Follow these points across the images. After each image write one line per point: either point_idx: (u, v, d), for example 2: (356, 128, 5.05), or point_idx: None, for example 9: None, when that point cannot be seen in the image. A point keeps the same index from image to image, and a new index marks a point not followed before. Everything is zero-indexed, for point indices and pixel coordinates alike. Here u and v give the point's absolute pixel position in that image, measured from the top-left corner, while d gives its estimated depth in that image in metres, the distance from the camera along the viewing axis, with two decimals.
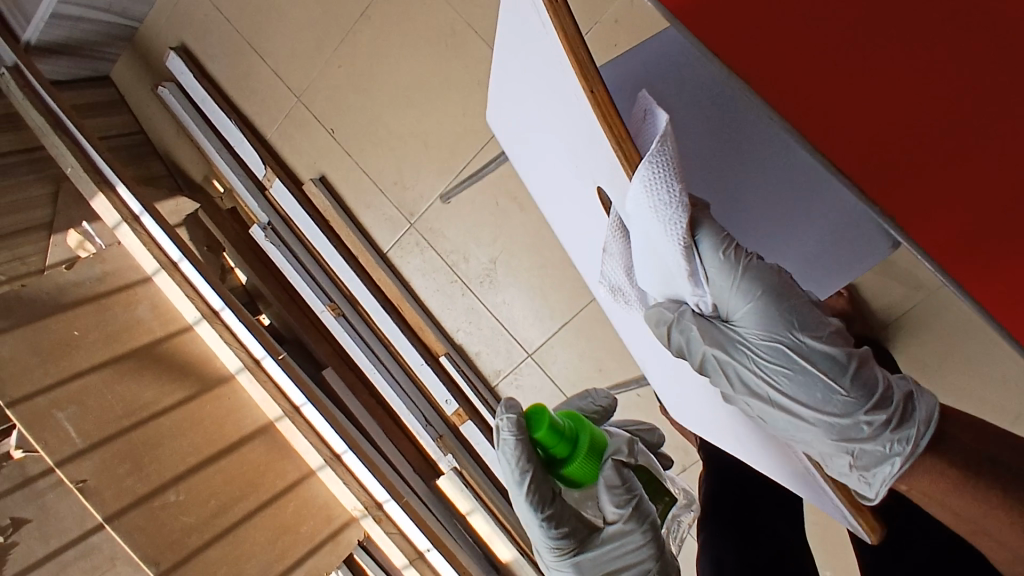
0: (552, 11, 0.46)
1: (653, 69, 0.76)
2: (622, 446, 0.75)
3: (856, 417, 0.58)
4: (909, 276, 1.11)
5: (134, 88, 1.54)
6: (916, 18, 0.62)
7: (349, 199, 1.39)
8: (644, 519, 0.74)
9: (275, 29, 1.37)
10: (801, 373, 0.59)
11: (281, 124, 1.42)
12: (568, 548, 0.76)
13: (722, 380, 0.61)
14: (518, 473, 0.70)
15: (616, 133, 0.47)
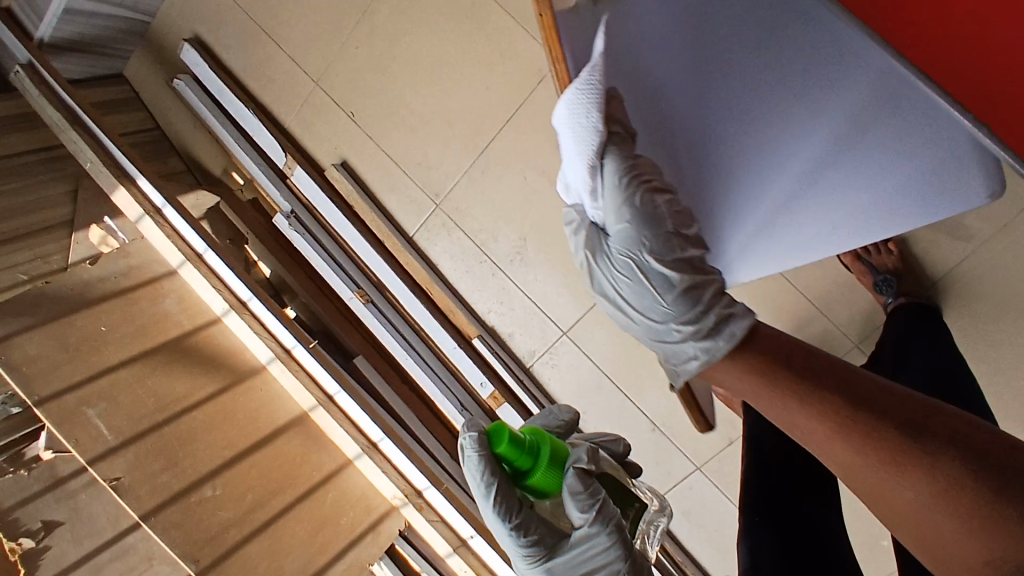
0: None
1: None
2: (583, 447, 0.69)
3: (668, 328, 0.63)
4: (961, 228, 1.06)
5: (149, 84, 1.52)
6: None
7: (372, 182, 1.36)
8: (613, 523, 0.66)
9: (288, 13, 1.34)
10: (641, 283, 0.63)
11: (299, 111, 1.39)
12: (537, 552, 0.70)
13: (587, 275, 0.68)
14: (479, 483, 0.65)
15: (555, 59, 0.53)
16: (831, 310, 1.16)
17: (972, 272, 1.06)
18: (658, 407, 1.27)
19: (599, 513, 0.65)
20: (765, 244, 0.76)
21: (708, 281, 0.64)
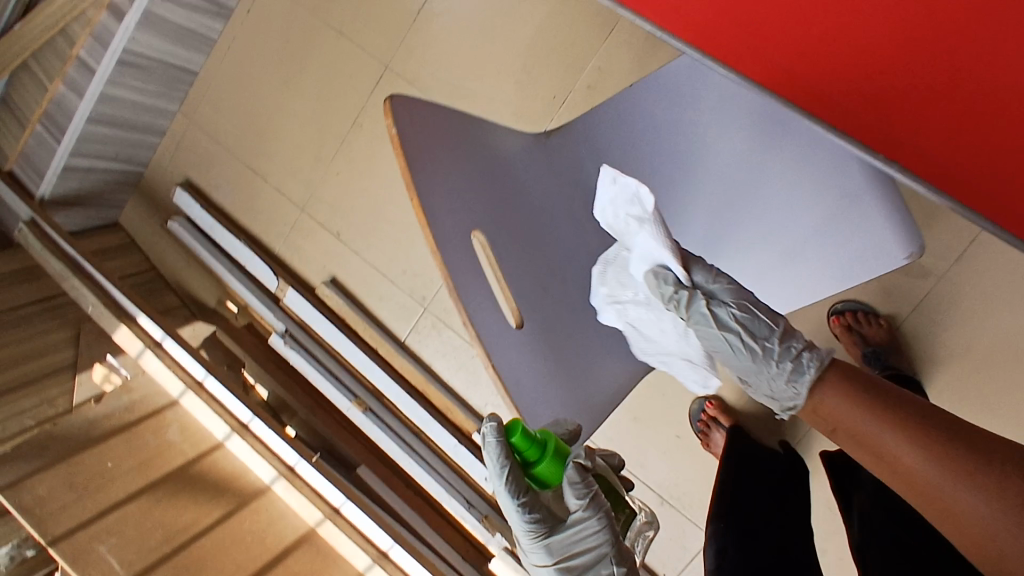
0: (388, 115, 0.54)
1: (663, 97, 0.80)
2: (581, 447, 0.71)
3: (786, 358, 0.60)
4: (904, 273, 1.16)
5: (142, 228, 1.61)
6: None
7: (363, 295, 1.42)
8: (610, 516, 0.67)
9: (273, 150, 1.46)
10: (759, 315, 0.62)
11: (287, 237, 1.48)
12: (536, 538, 0.68)
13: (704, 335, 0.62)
14: (494, 463, 0.65)
15: (428, 224, 0.56)
16: None
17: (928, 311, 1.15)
18: (660, 478, 1.32)
19: (597, 498, 0.67)
20: None
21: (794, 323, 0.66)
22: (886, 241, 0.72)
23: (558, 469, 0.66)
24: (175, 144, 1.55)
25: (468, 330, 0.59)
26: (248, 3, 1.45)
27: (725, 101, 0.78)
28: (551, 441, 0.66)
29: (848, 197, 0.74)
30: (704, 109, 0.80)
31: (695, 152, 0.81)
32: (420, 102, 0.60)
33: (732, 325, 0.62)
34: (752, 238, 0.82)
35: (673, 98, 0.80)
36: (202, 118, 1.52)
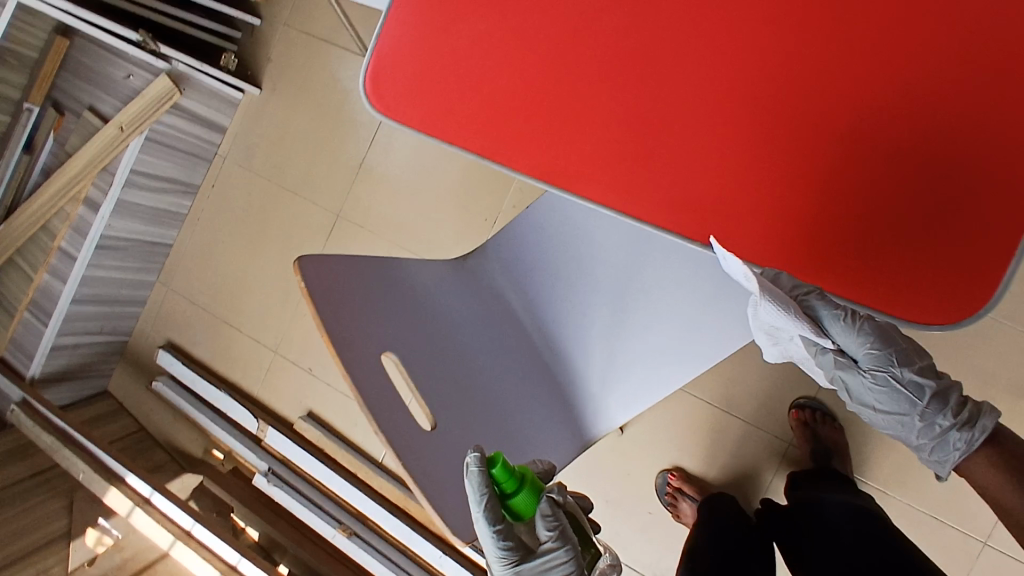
0: (298, 271, 0.68)
1: (554, 221, 0.96)
2: (554, 486, 0.75)
3: (928, 433, 0.69)
4: None
5: (130, 392, 1.71)
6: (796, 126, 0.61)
7: (339, 424, 1.52)
8: (577, 550, 0.71)
9: (245, 303, 1.61)
10: (898, 390, 0.68)
11: (265, 380, 1.59)
12: (507, 565, 0.72)
13: (839, 392, 0.70)
14: (472, 491, 0.68)
15: (338, 352, 0.68)
16: (760, 422, 1.31)
17: None
18: (644, 558, 1.37)
19: (566, 531, 0.71)
20: (621, 385, 0.94)
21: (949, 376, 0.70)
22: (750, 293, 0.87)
23: (532, 504, 0.70)
24: (156, 310, 1.69)
25: (380, 436, 0.68)
26: (213, 180, 1.64)
27: (601, 218, 0.94)
28: (529, 477, 0.70)
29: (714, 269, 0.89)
30: (580, 220, 0.95)
31: (586, 262, 0.95)
32: (328, 259, 0.73)
33: (870, 397, 0.69)
34: (652, 323, 0.92)
35: (562, 221, 0.96)
36: (179, 284, 1.67)
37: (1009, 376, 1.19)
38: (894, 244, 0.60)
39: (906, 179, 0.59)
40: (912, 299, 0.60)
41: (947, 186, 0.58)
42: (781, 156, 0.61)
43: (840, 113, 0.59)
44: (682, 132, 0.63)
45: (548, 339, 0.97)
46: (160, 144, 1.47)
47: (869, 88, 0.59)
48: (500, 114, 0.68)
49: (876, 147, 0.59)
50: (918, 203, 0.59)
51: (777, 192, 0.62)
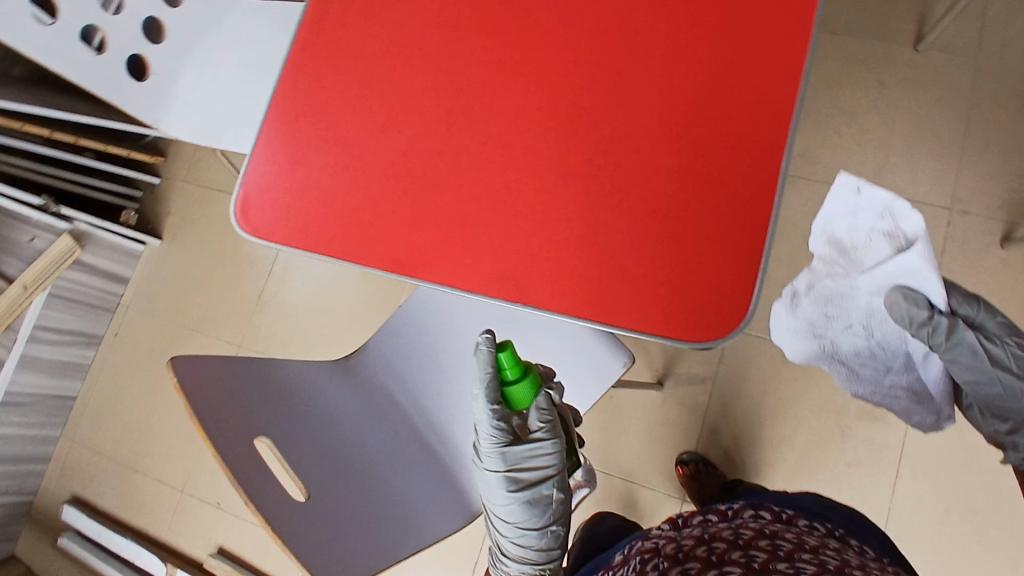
0: (173, 370, 0.77)
1: (418, 316, 1.09)
2: (552, 387, 0.90)
3: None
4: (690, 383, 1.43)
5: (32, 556, 1.65)
6: (582, 210, 0.83)
7: (252, 556, 1.51)
8: (562, 445, 0.86)
9: (152, 443, 1.62)
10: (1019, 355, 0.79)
11: (173, 522, 1.58)
12: (497, 444, 0.85)
13: (980, 363, 0.78)
14: (480, 369, 0.84)
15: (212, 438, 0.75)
16: (652, 481, 1.41)
17: (718, 410, 1.41)
18: None
19: (555, 425, 0.86)
20: None
21: None
22: (601, 352, 1.01)
23: (530, 395, 0.84)
24: (60, 465, 1.68)
25: (248, 504, 0.74)
26: (116, 328, 1.71)
27: (459, 306, 1.07)
28: (532, 371, 0.85)
29: (563, 335, 1.03)
30: (440, 308, 1.08)
31: (452, 349, 1.07)
32: (201, 361, 0.83)
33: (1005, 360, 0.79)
34: None
35: (425, 315, 1.08)
36: (84, 435, 1.68)
37: (857, 403, 1.35)
38: (681, 276, 0.79)
39: (701, 229, 0.79)
40: (714, 313, 0.78)
41: (703, 225, 0.79)
42: (577, 234, 0.83)
43: (619, 197, 0.82)
44: (502, 230, 0.85)
45: (427, 421, 1.06)
46: (65, 298, 1.55)
47: (620, 177, 0.83)
48: (363, 237, 0.89)
49: (641, 214, 0.81)
50: (686, 243, 0.80)
51: (584, 259, 0.82)
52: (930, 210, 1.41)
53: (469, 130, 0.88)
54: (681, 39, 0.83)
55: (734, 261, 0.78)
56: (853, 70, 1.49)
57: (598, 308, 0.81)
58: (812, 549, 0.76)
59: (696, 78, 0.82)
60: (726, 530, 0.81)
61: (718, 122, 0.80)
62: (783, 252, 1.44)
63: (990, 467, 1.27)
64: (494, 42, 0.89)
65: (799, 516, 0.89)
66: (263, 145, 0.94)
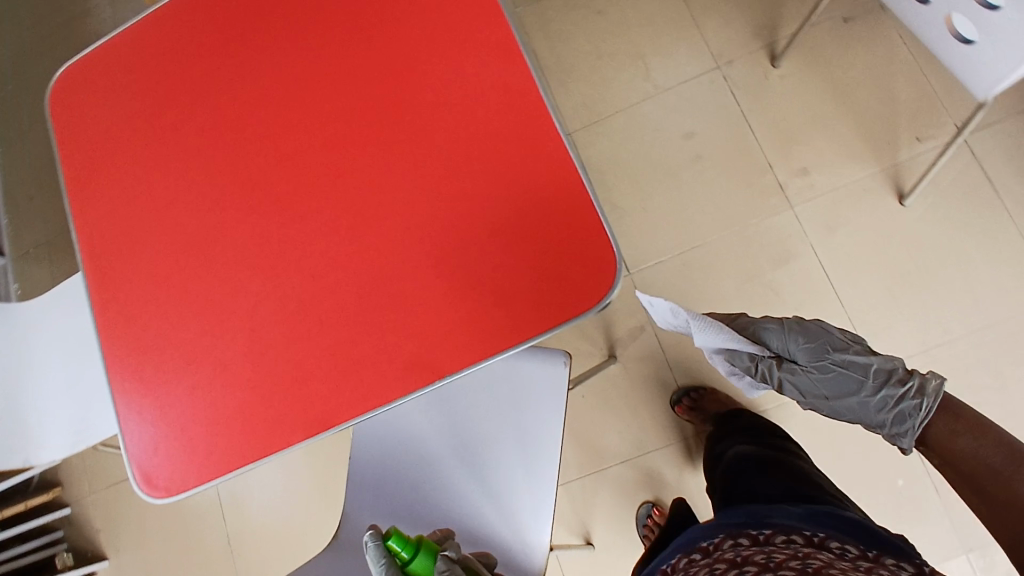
0: None
1: (375, 451, 1.09)
2: (452, 549, 0.88)
3: (888, 407, 1.10)
4: (634, 338, 1.45)
5: None
6: (438, 278, 0.89)
7: None
8: None
9: None
10: (841, 370, 1.12)
11: None
12: None
13: (801, 387, 1.13)
14: (374, 562, 0.84)
15: None
16: (666, 438, 1.42)
17: (672, 342, 1.45)
18: None
19: None
20: (523, 499, 1.04)
21: (891, 365, 1.11)
22: (538, 365, 1.04)
23: (430, 565, 0.86)
24: None
25: None
26: None
27: (401, 418, 1.08)
28: (424, 542, 0.87)
29: (498, 376, 1.05)
30: (385, 428, 1.09)
31: (420, 456, 1.08)
32: None
33: (823, 382, 1.13)
34: (500, 446, 1.05)
35: (380, 445, 1.09)
36: None
37: (767, 257, 1.42)
38: (546, 269, 0.87)
39: (535, 227, 0.88)
40: (590, 278, 0.85)
41: (535, 223, 0.88)
42: (446, 298, 0.88)
43: (458, 247, 0.89)
44: (385, 336, 0.89)
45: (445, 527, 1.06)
46: None
47: (449, 232, 0.90)
48: (279, 424, 0.90)
49: (484, 249, 0.89)
50: (532, 244, 0.88)
51: (464, 313, 0.88)
52: (704, 77, 1.53)
53: (311, 268, 0.93)
54: (421, 107, 0.94)
55: (576, 231, 0.87)
56: (573, 16, 1.62)
57: (500, 340, 0.86)
58: (778, 566, 0.78)
59: (452, 126, 0.92)
60: (703, 569, 0.85)
61: (492, 145, 0.91)
62: (626, 185, 1.51)
63: (893, 234, 1.37)
64: (282, 199, 0.96)
65: (774, 532, 0.88)
66: (152, 405, 0.94)
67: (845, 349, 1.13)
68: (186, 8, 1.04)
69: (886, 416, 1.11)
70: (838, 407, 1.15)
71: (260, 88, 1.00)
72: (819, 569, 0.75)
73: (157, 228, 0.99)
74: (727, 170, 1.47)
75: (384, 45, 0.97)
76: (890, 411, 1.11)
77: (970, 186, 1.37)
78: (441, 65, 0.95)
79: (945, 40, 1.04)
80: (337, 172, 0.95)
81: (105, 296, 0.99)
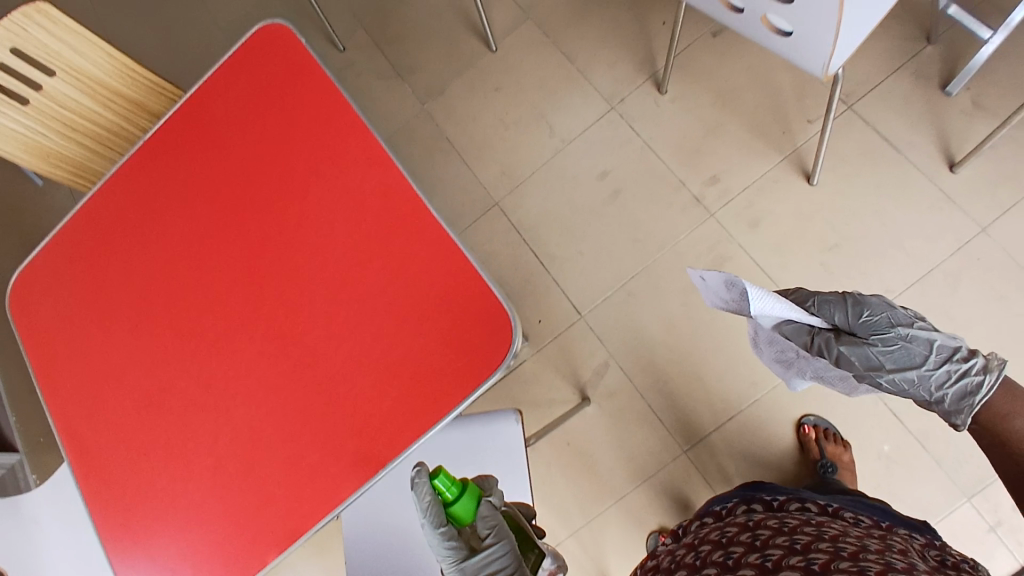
0: None
1: (363, 539, 1.17)
2: (493, 495, 0.96)
3: (946, 384, 1.04)
4: (602, 376, 1.50)
5: None
6: (362, 377, 0.98)
7: None
8: (512, 545, 0.89)
9: None
10: (906, 345, 1.04)
11: None
12: (453, 562, 0.90)
13: (858, 363, 1.04)
14: (419, 498, 0.90)
15: None
16: (655, 463, 1.44)
17: (637, 370, 1.48)
18: None
19: (501, 530, 0.89)
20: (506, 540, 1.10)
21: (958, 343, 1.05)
22: (496, 432, 1.13)
23: (471, 507, 0.90)
24: None
25: None
26: None
27: (383, 501, 1.18)
28: (469, 486, 0.90)
29: (458, 445, 1.14)
30: (369, 514, 1.18)
31: (403, 530, 1.16)
32: None
33: (882, 358, 1.04)
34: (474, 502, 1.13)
35: (366, 531, 1.17)
36: None
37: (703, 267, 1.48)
38: (450, 345, 0.95)
39: (432, 308, 0.96)
40: (489, 341, 0.93)
41: (431, 305, 0.97)
42: (372, 393, 0.97)
43: (371, 344, 0.98)
44: (329, 442, 0.97)
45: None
46: None
47: (362, 334, 0.99)
48: (255, 544, 0.98)
49: (393, 340, 0.98)
50: (433, 325, 0.96)
51: (391, 403, 0.96)
52: (602, 119, 1.62)
53: (254, 396, 1.02)
54: (315, 230, 1.05)
55: (468, 304, 0.95)
56: (474, 98, 1.74)
57: (427, 418, 0.94)
58: (791, 528, 0.96)
59: (343, 240, 1.03)
60: (718, 530, 1.06)
61: (380, 249, 1.01)
62: (557, 235, 1.59)
63: (810, 214, 1.43)
64: (218, 342, 1.06)
65: (790, 500, 1.10)
66: (145, 554, 1.03)
67: (907, 324, 1.05)
68: (102, 197, 1.18)
69: (947, 393, 1.04)
70: (896, 386, 1.06)
71: (177, 248, 1.12)
72: (834, 534, 0.92)
73: (117, 394, 1.10)
74: (643, 198, 1.55)
75: (272, 184, 1.09)
76: (947, 386, 1.04)
77: (868, 151, 1.42)
78: (323, 187, 1.06)
79: (766, 37, 1.09)
80: (257, 304, 1.05)
81: (86, 466, 1.09)
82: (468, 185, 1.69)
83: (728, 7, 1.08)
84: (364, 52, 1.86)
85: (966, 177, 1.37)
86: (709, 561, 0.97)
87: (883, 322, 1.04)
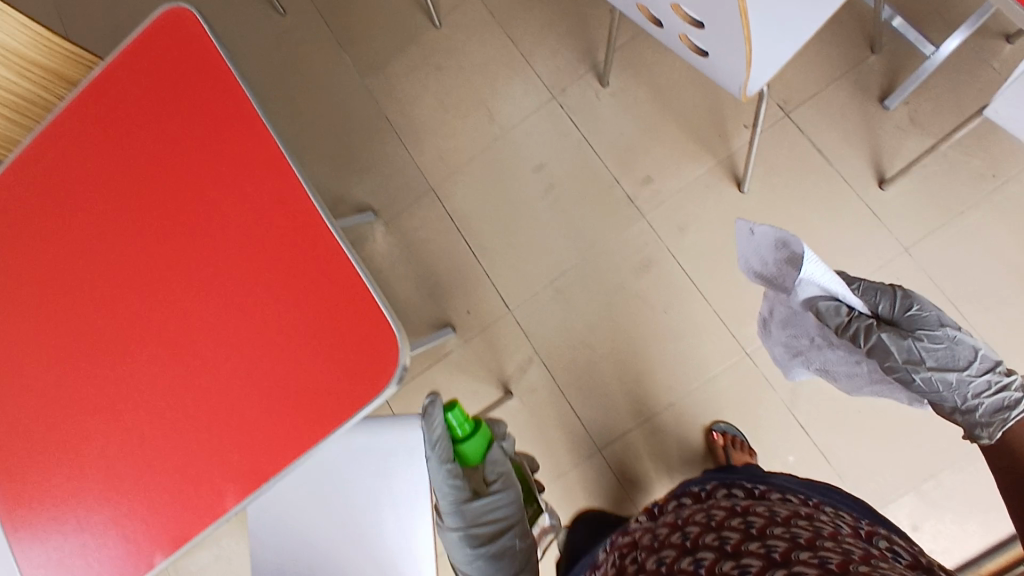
0: None
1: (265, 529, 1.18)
2: (506, 440, 1.28)
3: (983, 398, 0.94)
4: (526, 372, 1.51)
5: None
6: (248, 392, 0.98)
7: None
8: (514, 493, 1.20)
9: None
10: (949, 348, 0.97)
11: None
12: (454, 501, 1.16)
13: (895, 355, 0.97)
14: (429, 427, 1.13)
15: None
16: (571, 459, 1.47)
17: (560, 368, 1.49)
18: None
19: (507, 480, 1.20)
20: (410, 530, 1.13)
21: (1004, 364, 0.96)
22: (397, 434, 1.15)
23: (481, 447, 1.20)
24: None
25: None
26: None
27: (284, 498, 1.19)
28: (481, 428, 1.20)
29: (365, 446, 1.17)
30: (272, 510, 1.19)
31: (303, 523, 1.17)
32: None
33: (920, 355, 0.96)
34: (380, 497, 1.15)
35: (268, 525, 1.18)
36: None
37: (631, 270, 1.48)
38: (332, 366, 0.95)
39: (320, 326, 0.96)
40: (372, 362, 0.93)
41: (317, 323, 0.96)
42: (256, 408, 0.97)
43: (258, 359, 0.98)
44: (215, 453, 0.98)
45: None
46: None
47: (250, 348, 0.99)
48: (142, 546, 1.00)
49: (280, 356, 0.97)
50: (318, 344, 0.96)
51: (275, 419, 0.96)
52: (543, 110, 1.58)
53: (145, 403, 1.02)
54: (208, 237, 1.03)
55: (353, 324, 0.95)
56: (416, 77, 1.68)
57: (310, 433, 0.95)
58: (785, 519, 0.83)
59: (236, 250, 1.01)
60: (702, 513, 0.93)
61: (270, 262, 0.99)
62: (492, 226, 1.57)
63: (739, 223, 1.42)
64: (111, 345, 1.05)
65: (771, 489, 0.97)
66: (39, 548, 1.04)
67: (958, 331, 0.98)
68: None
69: (983, 407, 0.94)
70: (929, 388, 0.97)
71: (73, 244, 1.09)
72: (834, 534, 0.80)
73: (11, 390, 1.09)
74: (578, 193, 1.53)
75: (168, 184, 1.06)
76: (984, 400, 0.94)
77: (802, 162, 1.40)
78: (223, 190, 1.03)
79: (688, 54, 1.06)
80: (150, 308, 1.04)
81: None
82: (406, 168, 1.65)
83: (652, 22, 1.04)
84: (306, 18, 1.78)
85: (895, 195, 1.36)
86: (699, 545, 0.84)
87: (932, 321, 0.99)
